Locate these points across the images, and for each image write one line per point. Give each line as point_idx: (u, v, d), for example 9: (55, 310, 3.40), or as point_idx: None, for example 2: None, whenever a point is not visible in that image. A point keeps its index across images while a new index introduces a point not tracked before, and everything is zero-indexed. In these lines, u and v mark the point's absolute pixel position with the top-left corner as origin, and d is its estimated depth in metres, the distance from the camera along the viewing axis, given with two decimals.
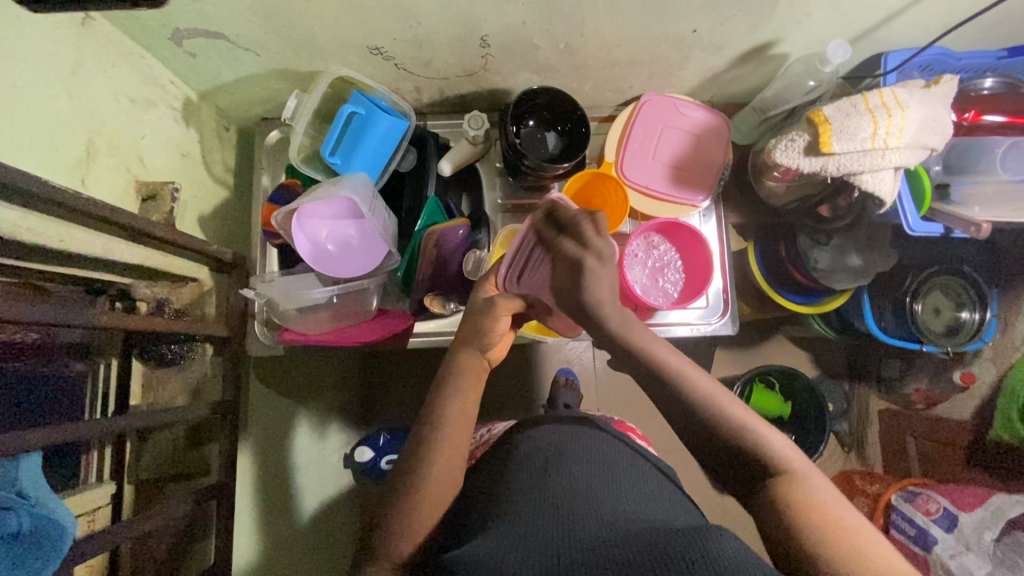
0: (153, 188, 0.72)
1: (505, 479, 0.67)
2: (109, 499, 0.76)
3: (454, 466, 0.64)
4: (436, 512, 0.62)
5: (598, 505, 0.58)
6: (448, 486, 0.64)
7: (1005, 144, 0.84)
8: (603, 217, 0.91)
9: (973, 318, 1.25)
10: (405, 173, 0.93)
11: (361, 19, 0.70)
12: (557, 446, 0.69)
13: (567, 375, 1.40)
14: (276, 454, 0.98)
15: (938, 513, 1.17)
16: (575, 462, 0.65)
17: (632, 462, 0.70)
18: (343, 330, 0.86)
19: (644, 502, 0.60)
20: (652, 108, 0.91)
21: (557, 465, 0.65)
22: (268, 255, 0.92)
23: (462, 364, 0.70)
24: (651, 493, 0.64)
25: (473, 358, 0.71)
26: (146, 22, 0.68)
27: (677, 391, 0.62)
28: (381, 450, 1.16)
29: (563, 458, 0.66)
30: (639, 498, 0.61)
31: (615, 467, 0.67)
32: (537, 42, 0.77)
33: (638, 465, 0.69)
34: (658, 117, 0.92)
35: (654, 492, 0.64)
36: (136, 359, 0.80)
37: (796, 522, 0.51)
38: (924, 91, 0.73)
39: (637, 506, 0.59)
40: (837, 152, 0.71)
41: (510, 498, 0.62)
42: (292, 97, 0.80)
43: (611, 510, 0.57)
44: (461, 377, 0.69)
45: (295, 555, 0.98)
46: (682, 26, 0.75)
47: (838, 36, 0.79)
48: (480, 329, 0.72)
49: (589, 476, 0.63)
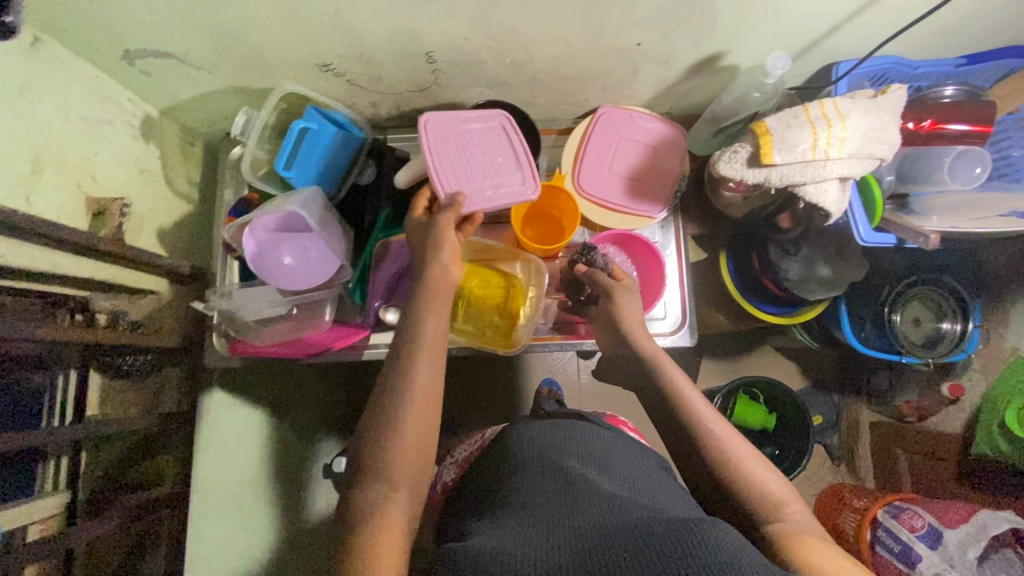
0: (103, 203, 0.73)
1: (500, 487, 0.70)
2: (63, 509, 0.77)
3: (436, 381, 0.63)
4: (422, 448, 0.60)
5: (594, 499, 0.61)
6: (426, 414, 0.61)
7: (953, 153, 0.83)
8: (562, 228, 0.93)
9: (954, 329, 1.22)
10: (365, 186, 0.92)
11: (305, 36, 0.71)
12: (554, 446, 0.73)
13: (550, 385, 1.39)
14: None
15: (923, 530, 1.14)
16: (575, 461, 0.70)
17: (635, 459, 0.73)
18: (303, 340, 0.87)
19: (629, 490, 0.64)
20: (608, 120, 0.92)
21: (556, 463, 0.69)
22: (228, 268, 0.91)
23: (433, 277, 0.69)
24: (633, 478, 0.68)
25: (440, 269, 0.70)
26: (98, 43, 0.70)
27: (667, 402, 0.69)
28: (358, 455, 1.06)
29: (563, 456, 0.71)
30: (632, 487, 0.65)
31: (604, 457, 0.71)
32: (483, 57, 0.78)
33: (634, 457, 0.74)
34: (615, 129, 0.92)
35: (638, 478, 0.68)
36: (94, 370, 0.81)
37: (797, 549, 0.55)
38: (869, 102, 0.72)
39: (624, 494, 0.63)
40: (779, 163, 0.70)
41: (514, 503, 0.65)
42: (240, 114, 0.83)
43: (601, 503, 0.61)
44: (437, 287, 0.68)
45: None
46: (625, 40, 0.76)
47: (785, 47, 0.78)
48: (441, 243, 0.71)
49: (585, 474, 0.67)
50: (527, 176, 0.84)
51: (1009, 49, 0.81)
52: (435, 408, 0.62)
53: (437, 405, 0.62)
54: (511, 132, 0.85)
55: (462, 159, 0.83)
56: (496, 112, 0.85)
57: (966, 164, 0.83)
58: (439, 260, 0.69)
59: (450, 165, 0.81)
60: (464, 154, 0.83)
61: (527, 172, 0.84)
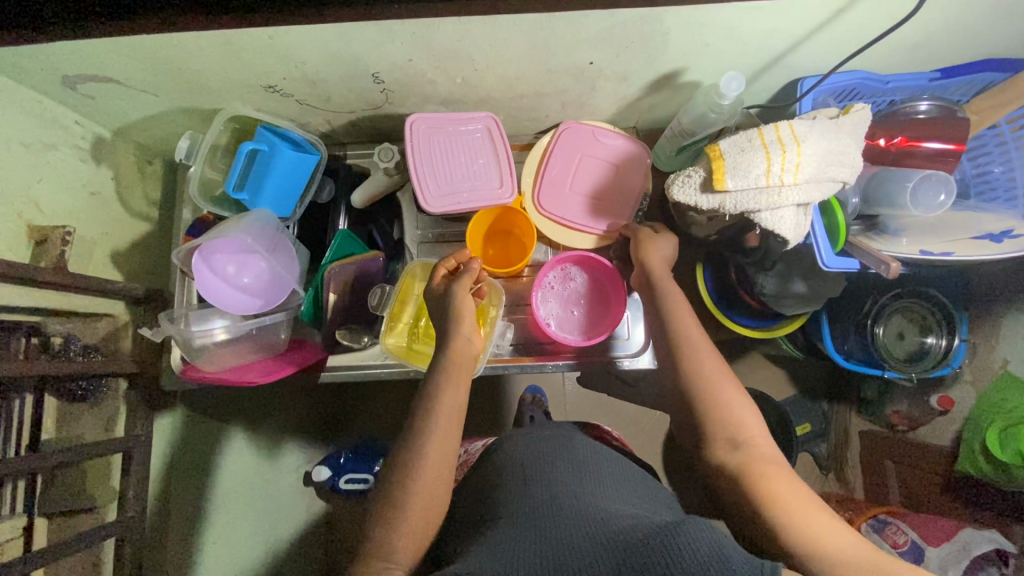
0: (45, 232, 0.72)
1: (482, 497, 0.70)
2: (19, 532, 0.77)
3: (447, 447, 0.63)
4: (432, 503, 0.61)
5: (573, 508, 0.62)
6: (440, 490, 0.61)
7: (917, 176, 0.77)
8: (522, 246, 0.90)
9: (940, 344, 1.18)
10: (325, 203, 0.93)
11: (243, 59, 0.70)
12: (537, 455, 0.74)
13: (534, 393, 1.38)
14: (194, 491, 0.97)
15: (906, 545, 1.12)
16: (554, 471, 0.70)
17: (617, 468, 0.74)
18: (262, 364, 0.85)
19: (610, 499, 0.65)
20: (570, 136, 0.89)
21: (536, 475, 0.69)
22: (188, 288, 0.89)
23: (451, 356, 0.67)
24: (615, 486, 0.69)
25: (461, 345, 0.68)
26: (35, 70, 0.69)
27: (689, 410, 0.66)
28: (341, 469, 1.21)
29: (545, 466, 0.71)
30: (614, 496, 0.66)
31: (589, 465, 0.72)
32: (432, 77, 0.76)
33: (621, 468, 0.74)
34: (577, 145, 0.89)
35: (621, 487, 0.69)
36: (50, 395, 0.81)
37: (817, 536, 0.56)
38: (829, 124, 0.69)
39: (606, 502, 0.64)
40: (732, 190, 0.67)
41: (495, 514, 0.65)
42: (184, 137, 0.81)
43: (579, 513, 0.61)
44: (450, 365, 0.67)
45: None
46: (577, 58, 0.73)
47: (745, 63, 0.75)
48: (461, 316, 0.69)
49: (567, 483, 0.67)
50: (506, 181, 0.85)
51: (984, 63, 0.78)
52: (444, 473, 0.62)
53: (447, 467, 0.63)
54: (495, 135, 0.84)
55: (443, 160, 0.84)
56: (482, 115, 0.84)
57: (932, 188, 0.77)
58: (463, 335, 0.68)
59: (432, 173, 0.84)
60: (447, 155, 0.85)
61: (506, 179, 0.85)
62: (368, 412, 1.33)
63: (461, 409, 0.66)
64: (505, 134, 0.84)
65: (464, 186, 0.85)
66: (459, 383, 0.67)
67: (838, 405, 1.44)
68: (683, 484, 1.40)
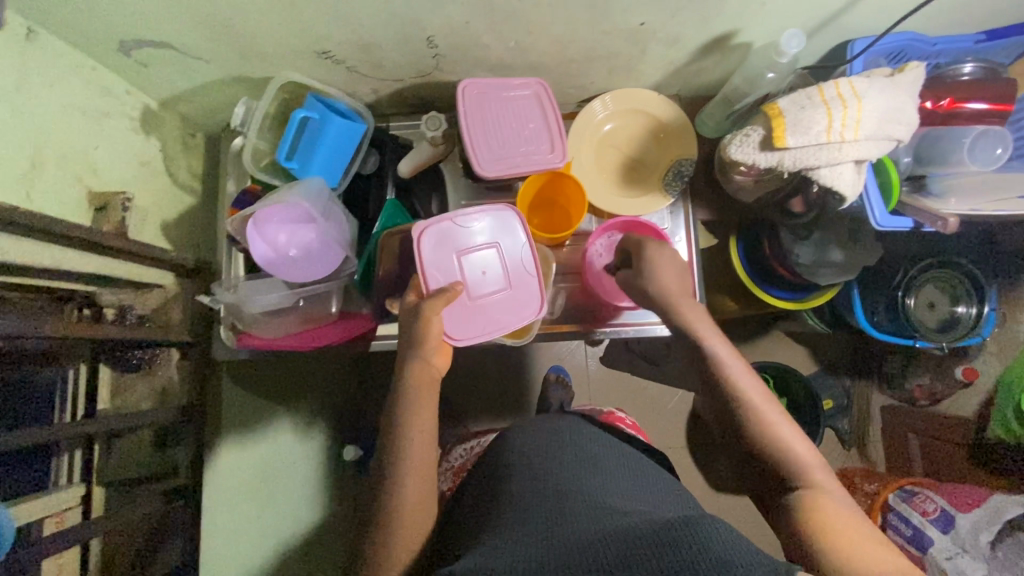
0: (105, 197, 0.74)
1: (494, 490, 0.70)
2: (79, 500, 0.78)
3: (424, 460, 0.68)
4: (420, 506, 0.66)
5: (576, 505, 0.62)
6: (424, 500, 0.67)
7: (975, 132, 0.78)
8: (569, 216, 0.89)
9: (970, 313, 1.19)
10: (368, 175, 0.93)
11: (302, 24, 0.70)
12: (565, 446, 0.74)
13: (559, 372, 1.38)
14: None
15: (936, 513, 1.11)
16: (567, 471, 0.69)
17: (622, 464, 0.73)
18: (310, 332, 0.86)
19: (618, 498, 0.64)
20: (443, 236, 0.79)
21: (548, 473, 0.68)
22: (233, 260, 0.91)
23: (414, 375, 0.70)
24: (628, 483, 0.69)
25: (424, 367, 0.71)
26: (92, 35, 0.69)
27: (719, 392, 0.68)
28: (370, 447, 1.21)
29: (553, 462, 0.70)
30: (620, 493, 0.65)
31: (596, 464, 0.71)
32: (486, 41, 0.76)
33: (626, 460, 0.75)
34: (455, 243, 0.79)
35: (630, 487, 0.67)
36: (104, 363, 0.83)
37: (821, 531, 0.56)
38: (886, 80, 0.69)
39: (612, 499, 0.63)
40: (792, 147, 0.68)
41: (517, 502, 0.65)
42: (240, 104, 0.81)
43: (587, 507, 0.61)
44: (415, 386, 0.70)
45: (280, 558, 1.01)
46: (633, 20, 0.73)
47: (800, 22, 0.75)
48: (418, 339, 0.71)
49: (582, 481, 0.66)
50: (555, 147, 0.81)
51: None
52: (427, 478, 0.68)
53: (426, 477, 0.68)
54: (544, 100, 0.82)
55: (494, 125, 0.80)
56: (532, 81, 0.81)
57: (990, 144, 0.78)
58: (423, 357, 0.71)
59: (486, 137, 0.80)
60: (497, 119, 0.81)
61: (557, 143, 0.81)
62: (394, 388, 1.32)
63: (429, 428, 0.70)
64: (556, 98, 0.81)
65: (519, 147, 0.81)
66: (422, 401, 0.70)
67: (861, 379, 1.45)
68: (709, 459, 1.42)
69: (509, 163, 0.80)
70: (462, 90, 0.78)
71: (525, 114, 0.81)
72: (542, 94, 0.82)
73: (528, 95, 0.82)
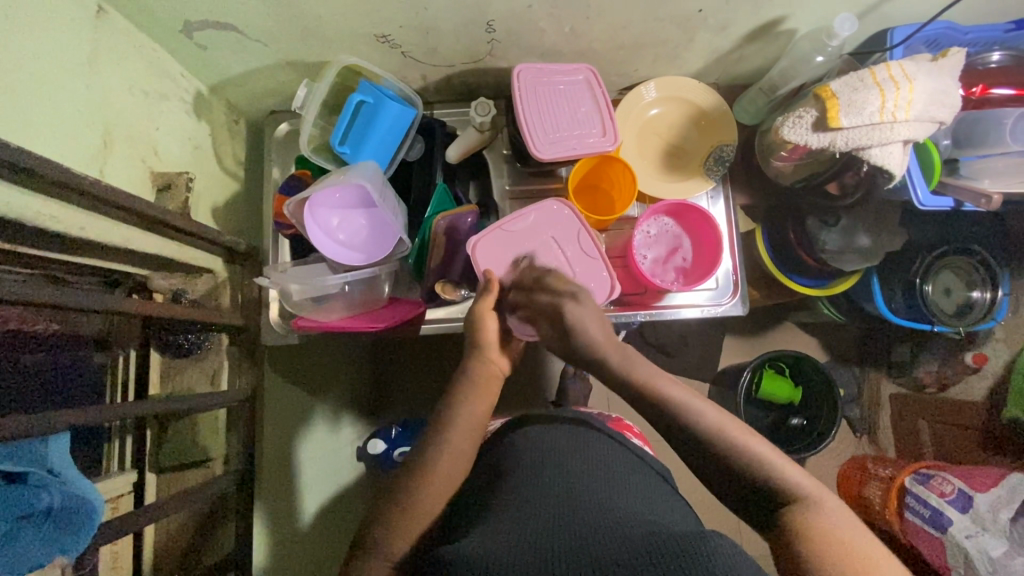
0: (169, 178, 0.74)
1: (495, 478, 0.64)
2: (131, 487, 0.78)
3: (464, 446, 0.66)
4: (441, 492, 0.64)
5: (591, 502, 0.56)
6: (451, 482, 0.65)
7: (1015, 115, 0.80)
8: (612, 200, 0.91)
9: (984, 297, 1.11)
10: (413, 162, 0.92)
11: (369, 7, 0.71)
12: (555, 446, 0.66)
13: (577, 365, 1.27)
14: (283, 452, 0.96)
15: (953, 494, 1.02)
16: (577, 464, 0.62)
17: (635, 466, 0.66)
18: (361, 316, 0.86)
19: (633, 499, 0.58)
20: (493, 245, 0.82)
21: (558, 464, 0.62)
22: (279, 246, 0.92)
23: (473, 373, 0.71)
24: (638, 487, 0.61)
25: (485, 367, 0.72)
26: (158, 15, 0.69)
27: (672, 410, 0.62)
28: (393, 442, 1.12)
29: (558, 456, 0.64)
30: (632, 497, 0.59)
31: (613, 463, 0.64)
32: (543, 26, 0.78)
33: (632, 461, 0.67)
34: (507, 248, 0.82)
35: (643, 490, 0.61)
36: (155, 349, 0.82)
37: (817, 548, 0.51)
38: (932, 64, 0.72)
39: (623, 503, 0.57)
40: (845, 127, 0.71)
41: (504, 499, 0.59)
42: (302, 87, 0.81)
43: (601, 502, 0.56)
44: (472, 382, 0.70)
45: (302, 553, 0.96)
46: (687, 6, 0.76)
47: (844, 10, 0.79)
48: (479, 338, 0.72)
49: (583, 476, 0.60)
50: (607, 131, 0.84)
51: None
52: (455, 467, 0.65)
53: (458, 468, 0.66)
54: (595, 86, 0.84)
55: (548, 110, 0.83)
56: (583, 67, 0.84)
57: None
58: (484, 357, 0.72)
59: (541, 122, 0.83)
60: (549, 104, 0.83)
61: (608, 128, 0.83)
62: (414, 379, 1.28)
63: (477, 426, 0.68)
64: (607, 83, 0.84)
65: (572, 132, 0.83)
66: (478, 400, 0.70)
67: (872, 368, 1.36)
68: None
69: (565, 146, 0.82)
70: (519, 76, 0.82)
71: (576, 100, 0.84)
72: (592, 80, 0.85)
73: (578, 81, 0.85)
